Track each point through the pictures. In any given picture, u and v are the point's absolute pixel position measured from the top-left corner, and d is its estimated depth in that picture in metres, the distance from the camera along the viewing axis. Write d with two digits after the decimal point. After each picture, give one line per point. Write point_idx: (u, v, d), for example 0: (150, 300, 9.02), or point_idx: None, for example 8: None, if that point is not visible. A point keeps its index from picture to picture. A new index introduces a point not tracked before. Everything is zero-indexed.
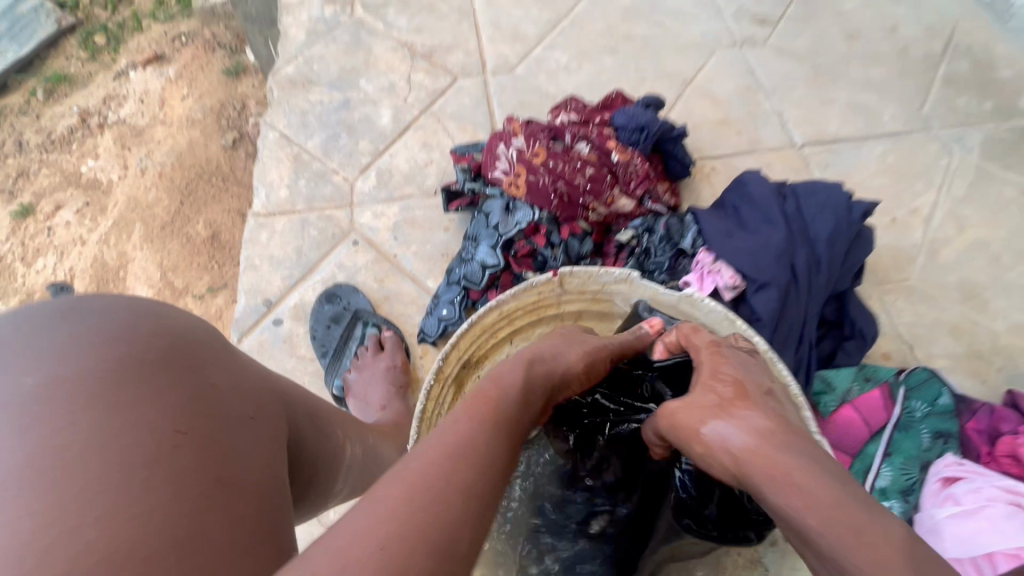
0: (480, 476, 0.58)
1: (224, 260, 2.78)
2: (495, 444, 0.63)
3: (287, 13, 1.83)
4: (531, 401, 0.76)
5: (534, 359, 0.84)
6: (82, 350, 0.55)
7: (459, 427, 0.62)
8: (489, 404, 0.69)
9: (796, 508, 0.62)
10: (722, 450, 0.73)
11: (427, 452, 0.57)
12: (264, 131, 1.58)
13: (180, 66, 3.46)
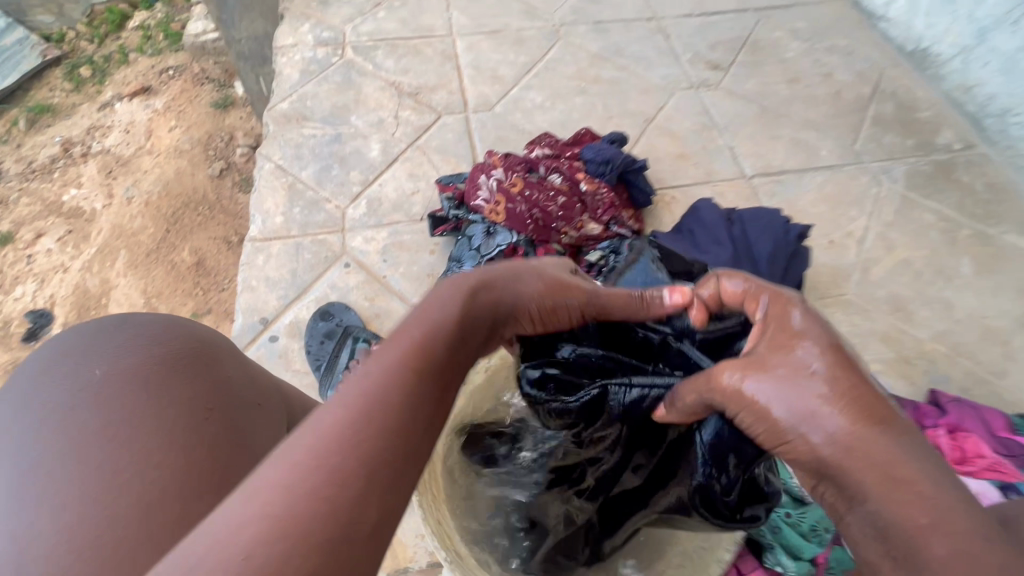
0: (395, 434, 0.53)
1: (209, 286, 2.80)
2: (410, 397, 0.57)
3: (283, 55, 1.98)
4: (467, 338, 0.69)
5: (473, 291, 0.74)
6: (135, 353, 0.73)
7: (371, 384, 0.57)
8: (409, 352, 0.62)
9: (910, 524, 0.51)
10: (805, 437, 0.57)
11: (325, 421, 0.52)
12: (260, 162, 1.69)
13: (169, 99, 3.58)
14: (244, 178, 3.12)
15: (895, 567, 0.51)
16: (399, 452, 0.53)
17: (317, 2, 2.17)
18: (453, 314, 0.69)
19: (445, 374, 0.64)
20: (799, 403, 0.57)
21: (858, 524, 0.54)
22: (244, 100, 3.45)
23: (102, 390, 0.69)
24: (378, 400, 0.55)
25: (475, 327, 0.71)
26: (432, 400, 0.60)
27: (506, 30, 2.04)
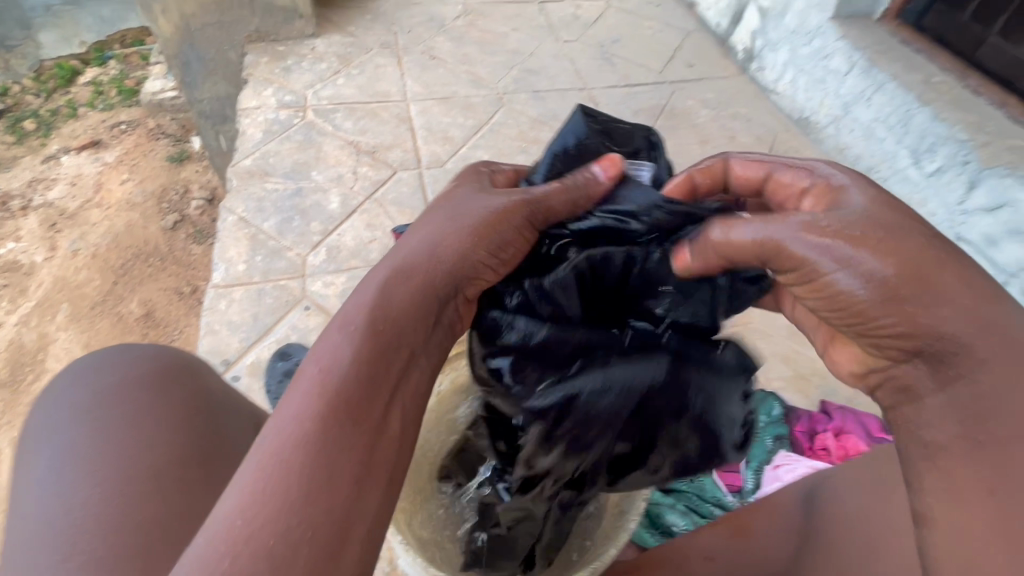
0: (304, 502, 0.58)
1: (157, 337, 2.76)
2: (318, 451, 0.60)
3: (246, 116, 2.14)
4: (389, 349, 0.67)
5: (383, 292, 0.70)
6: (132, 364, 0.94)
7: (271, 456, 0.59)
8: (308, 406, 0.62)
9: (988, 387, 0.57)
10: (902, 313, 0.61)
11: (237, 509, 0.57)
12: (223, 215, 1.79)
13: (121, 153, 3.61)
14: (198, 230, 3.15)
15: (977, 446, 0.57)
16: (310, 519, 0.57)
17: (280, 69, 2.35)
18: (358, 342, 0.66)
19: (358, 408, 0.63)
20: (894, 274, 0.61)
21: (939, 406, 0.60)
22: (201, 155, 3.52)
23: (120, 391, 0.90)
24: (282, 471, 0.58)
25: (399, 328, 0.69)
26: (344, 447, 0.61)
27: (455, 96, 2.28)
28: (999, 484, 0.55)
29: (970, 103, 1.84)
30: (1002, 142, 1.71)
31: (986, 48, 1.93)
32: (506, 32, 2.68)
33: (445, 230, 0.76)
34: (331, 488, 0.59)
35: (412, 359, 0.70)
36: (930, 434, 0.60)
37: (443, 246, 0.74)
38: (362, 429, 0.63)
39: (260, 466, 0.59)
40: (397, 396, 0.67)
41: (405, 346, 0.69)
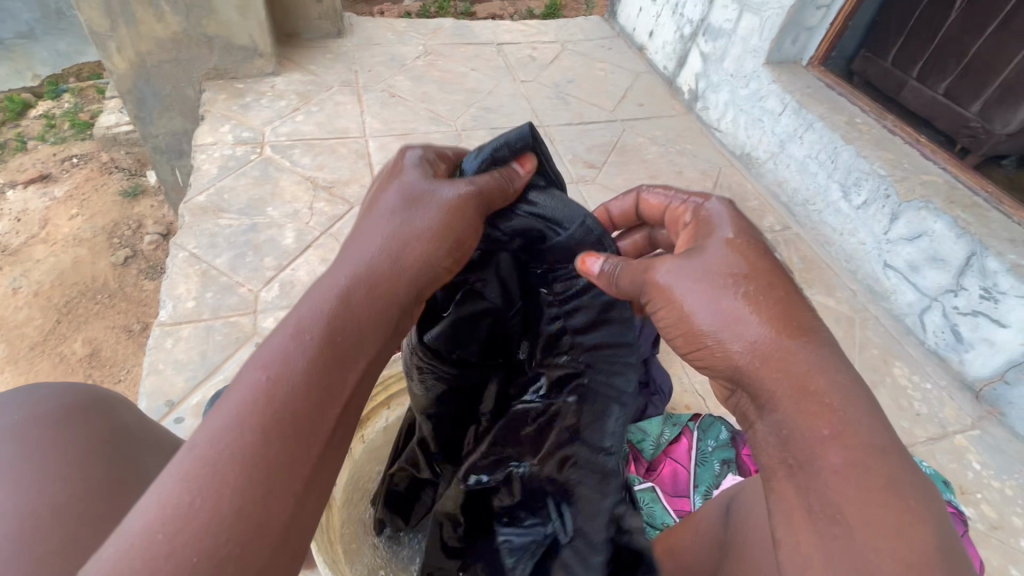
0: (235, 520, 0.52)
1: (103, 378, 2.63)
2: (252, 460, 0.55)
3: (202, 152, 2.13)
4: (347, 354, 0.64)
5: (345, 295, 0.67)
6: (49, 401, 0.85)
7: (204, 463, 0.54)
8: (251, 412, 0.57)
9: (785, 418, 0.62)
10: (730, 340, 0.65)
11: (151, 521, 0.50)
12: (174, 251, 1.76)
13: (71, 187, 3.50)
14: (151, 266, 3.07)
15: (790, 472, 0.62)
16: (239, 534, 0.52)
17: (238, 106, 2.37)
18: (314, 347, 0.62)
19: (309, 415, 0.59)
20: (733, 309, 0.65)
21: (764, 431, 0.65)
22: (157, 188, 3.49)
23: (19, 432, 0.80)
24: (215, 479, 0.53)
25: (359, 332, 0.66)
26: (285, 457, 0.57)
27: (415, 133, 2.34)
28: (807, 510, 0.60)
29: (887, 142, 2.01)
30: (916, 177, 1.86)
31: (906, 90, 2.18)
32: (465, 72, 2.79)
33: (407, 227, 0.72)
34: (268, 498, 0.55)
35: (369, 365, 0.67)
36: (762, 458, 0.65)
37: (401, 246, 0.71)
38: (310, 438, 0.59)
39: (190, 473, 0.53)
40: (350, 406, 0.64)
41: (364, 352, 0.66)
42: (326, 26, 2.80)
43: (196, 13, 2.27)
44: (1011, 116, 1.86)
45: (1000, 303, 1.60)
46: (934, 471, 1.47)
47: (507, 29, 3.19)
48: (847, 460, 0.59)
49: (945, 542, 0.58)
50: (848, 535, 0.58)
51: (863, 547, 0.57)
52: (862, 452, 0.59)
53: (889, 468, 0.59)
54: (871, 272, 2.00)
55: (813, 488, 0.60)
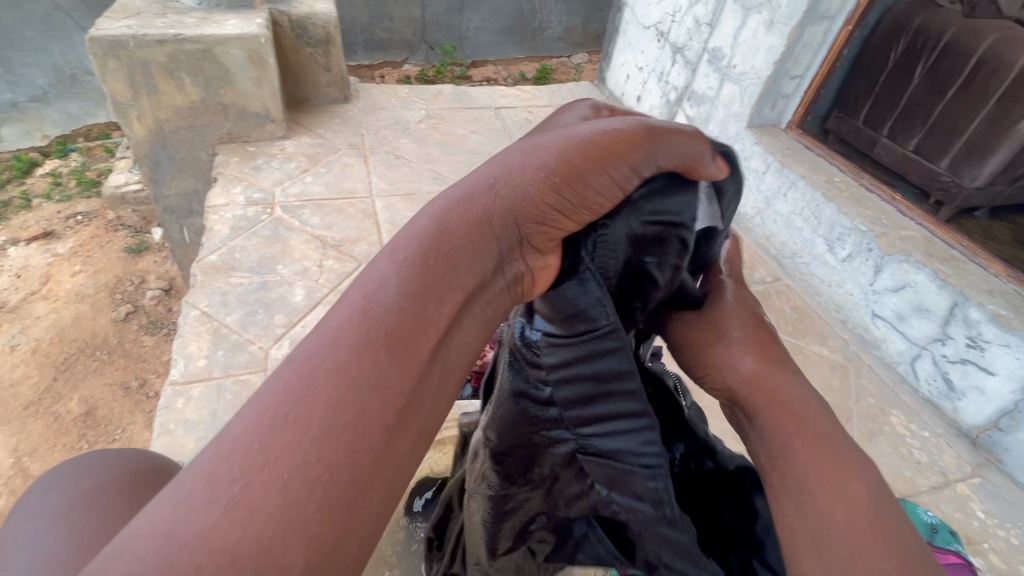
0: (317, 484, 0.30)
1: (97, 437, 2.59)
2: (350, 395, 0.33)
3: (214, 213, 2.21)
4: (444, 280, 0.39)
5: (450, 202, 0.44)
6: (101, 469, 0.73)
7: (236, 439, 0.30)
8: (328, 354, 0.34)
9: (760, 419, 0.55)
10: (727, 359, 0.60)
11: (206, 473, 0.29)
12: (185, 310, 1.80)
13: (75, 244, 3.56)
14: (152, 321, 3.09)
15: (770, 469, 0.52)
16: (328, 525, 0.30)
17: (249, 168, 2.47)
18: (407, 270, 0.39)
19: (386, 377, 0.34)
20: (734, 336, 0.62)
21: (750, 434, 0.56)
22: (160, 244, 3.58)
23: (85, 499, 0.68)
24: (241, 471, 0.29)
25: (459, 251, 0.41)
26: (343, 443, 0.31)
27: (419, 193, 2.45)
28: (786, 501, 0.50)
29: (865, 200, 2.14)
30: (896, 232, 1.97)
31: (879, 147, 2.37)
32: (466, 135, 2.95)
33: (535, 140, 0.49)
34: (363, 462, 0.32)
35: (472, 301, 0.41)
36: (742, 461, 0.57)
37: (530, 155, 0.47)
38: (384, 412, 0.34)
39: (210, 454, 0.30)
40: (437, 363, 0.38)
41: (467, 278, 0.41)
42: (334, 93, 2.97)
43: (214, 84, 2.41)
44: (978, 171, 2.02)
45: (986, 351, 1.67)
46: (938, 520, 1.48)
47: (504, 94, 3.40)
48: (810, 440, 0.51)
49: (905, 529, 0.47)
50: (820, 529, 0.47)
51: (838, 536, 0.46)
52: (821, 437, 0.52)
53: (848, 452, 0.51)
54: (861, 321, 2.08)
55: (785, 476, 0.51)
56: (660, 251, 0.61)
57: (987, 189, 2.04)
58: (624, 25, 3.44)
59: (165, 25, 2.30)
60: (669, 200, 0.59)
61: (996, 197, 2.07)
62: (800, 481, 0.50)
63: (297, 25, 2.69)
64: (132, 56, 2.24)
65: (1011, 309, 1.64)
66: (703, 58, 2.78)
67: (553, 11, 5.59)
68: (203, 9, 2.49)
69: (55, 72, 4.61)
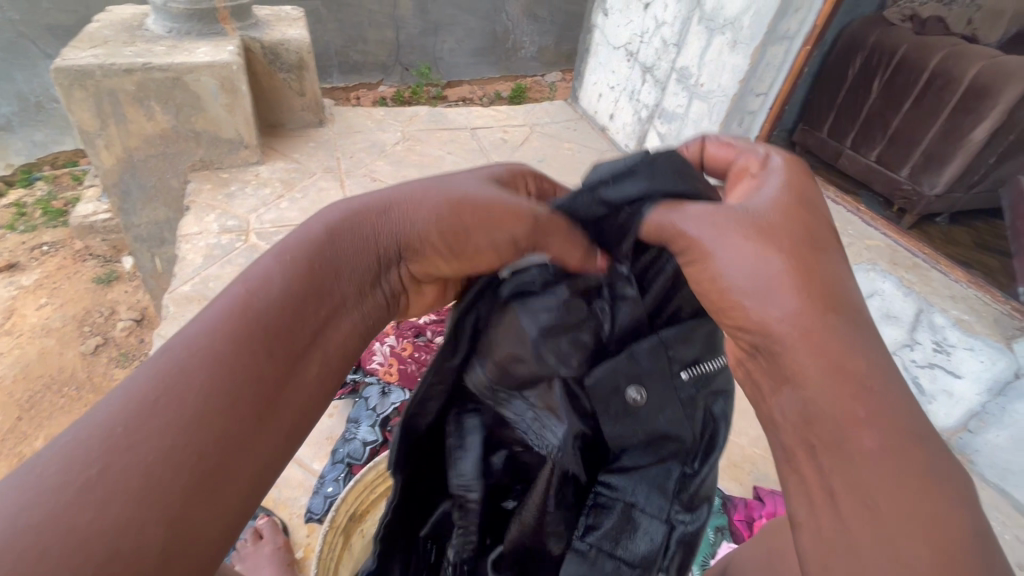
0: (197, 418, 0.50)
1: None
2: (224, 367, 0.53)
3: (187, 242, 2.18)
4: (318, 295, 0.62)
5: (320, 235, 0.65)
6: None
7: (138, 395, 0.49)
8: (208, 342, 0.54)
9: (811, 396, 0.48)
10: (768, 307, 0.51)
11: (113, 415, 0.47)
12: (157, 343, 1.77)
13: (41, 276, 3.45)
14: (122, 353, 2.99)
15: (813, 457, 0.48)
16: (199, 446, 0.49)
17: (222, 196, 2.44)
18: (284, 281, 0.60)
19: (271, 356, 0.57)
20: (764, 274, 0.53)
21: (789, 404, 0.50)
22: (131, 273, 3.50)
23: None
24: (165, 406, 0.49)
25: (329, 277, 0.63)
26: (222, 394, 0.52)
27: None
28: (834, 502, 0.46)
29: (832, 210, 2.20)
30: (861, 242, 2.04)
31: (843, 158, 2.60)
32: (442, 155, 2.96)
33: (408, 191, 0.69)
34: (232, 409, 0.52)
35: (337, 313, 0.64)
36: (776, 438, 0.52)
37: (406, 209, 0.68)
38: (264, 382, 0.55)
39: (131, 394, 0.49)
40: (309, 349, 0.60)
41: (335, 298, 0.64)
42: (309, 117, 2.96)
43: (185, 112, 2.39)
44: (936, 179, 2.20)
45: (953, 355, 1.72)
46: None
47: (479, 114, 3.44)
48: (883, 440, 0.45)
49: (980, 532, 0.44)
50: (882, 546, 0.44)
51: (891, 543, 0.44)
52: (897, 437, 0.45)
53: (934, 459, 0.45)
54: None
55: (840, 475, 0.46)
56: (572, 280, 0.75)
57: (946, 195, 2.22)
58: (594, 46, 3.53)
59: (134, 54, 2.28)
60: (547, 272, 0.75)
61: (955, 203, 2.26)
62: (859, 480, 0.45)
63: (270, 52, 2.68)
64: (99, 86, 2.21)
65: (973, 315, 1.73)
66: (671, 77, 2.86)
67: (525, 31, 5.70)
68: (174, 38, 2.49)
69: (19, 101, 4.52)
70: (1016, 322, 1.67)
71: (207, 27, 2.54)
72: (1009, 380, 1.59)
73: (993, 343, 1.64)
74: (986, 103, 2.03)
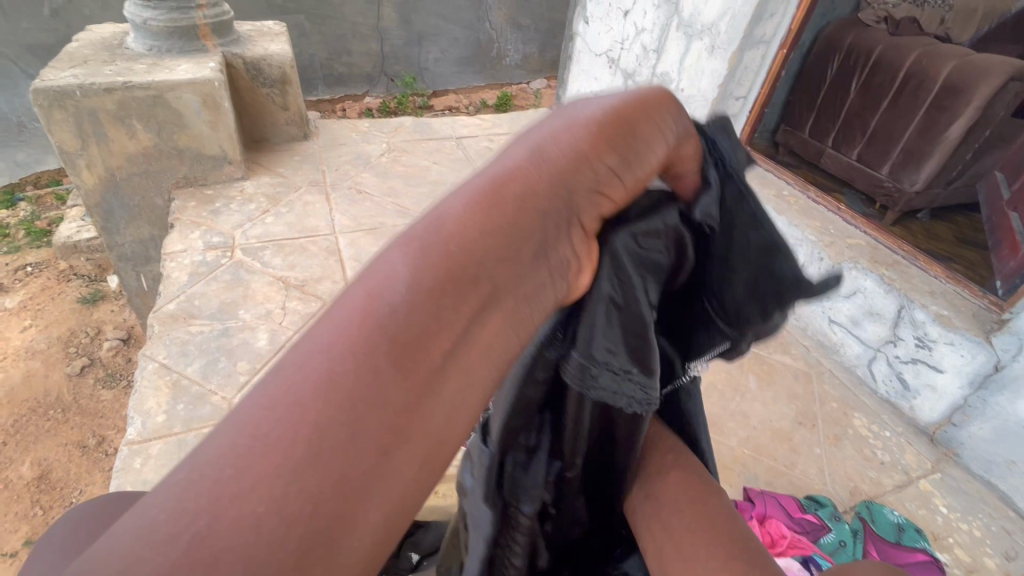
0: (313, 465, 0.37)
1: (52, 502, 2.44)
2: (347, 392, 0.40)
3: (171, 259, 2.16)
4: (463, 281, 0.45)
5: (458, 207, 0.49)
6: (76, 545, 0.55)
7: (249, 424, 0.38)
8: (328, 356, 0.41)
9: (654, 484, 0.77)
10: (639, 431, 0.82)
11: (223, 448, 0.37)
12: (142, 363, 1.75)
13: (24, 297, 3.40)
14: (108, 373, 2.97)
15: (663, 527, 0.73)
16: (317, 495, 0.37)
17: (207, 212, 2.43)
18: (416, 269, 0.45)
19: (410, 369, 0.42)
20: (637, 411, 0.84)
21: (646, 495, 0.77)
22: (117, 292, 3.49)
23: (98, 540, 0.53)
24: (286, 443, 0.37)
25: (485, 243, 0.47)
26: (345, 429, 0.39)
27: (382, 227, 2.46)
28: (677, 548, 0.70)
29: (812, 211, 2.22)
30: (843, 241, 2.07)
31: (827, 156, 2.59)
32: (427, 165, 2.97)
33: (548, 127, 0.57)
34: (353, 453, 0.39)
35: (493, 300, 0.47)
36: (649, 521, 0.75)
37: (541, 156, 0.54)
38: (395, 412, 0.41)
39: (241, 423, 0.38)
40: (453, 365, 0.44)
41: (488, 278, 0.47)
42: (294, 131, 2.97)
43: (168, 129, 2.38)
44: (916, 175, 2.25)
45: (934, 350, 1.74)
46: (904, 519, 1.54)
47: (464, 124, 3.46)
48: (715, 555, 0.67)
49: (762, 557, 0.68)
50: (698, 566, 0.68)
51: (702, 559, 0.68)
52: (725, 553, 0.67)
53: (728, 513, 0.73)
54: (820, 328, 2.14)
55: (680, 529, 0.71)
56: (675, 248, 0.67)
57: (925, 191, 2.26)
58: (576, 54, 3.58)
59: (113, 73, 2.27)
60: (650, 228, 0.64)
61: (934, 199, 2.31)
62: (682, 532, 0.71)
63: (252, 67, 2.67)
64: (78, 105, 2.20)
65: (952, 309, 1.72)
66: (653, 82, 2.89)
67: (508, 39, 5.74)
68: (155, 55, 2.49)
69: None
70: (996, 316, 1.65)
71: (188, 44, 2.54)
72: (989, 372, 1.62)
73: (972, 337, 1.64)
74: (960, 100, 2.12)
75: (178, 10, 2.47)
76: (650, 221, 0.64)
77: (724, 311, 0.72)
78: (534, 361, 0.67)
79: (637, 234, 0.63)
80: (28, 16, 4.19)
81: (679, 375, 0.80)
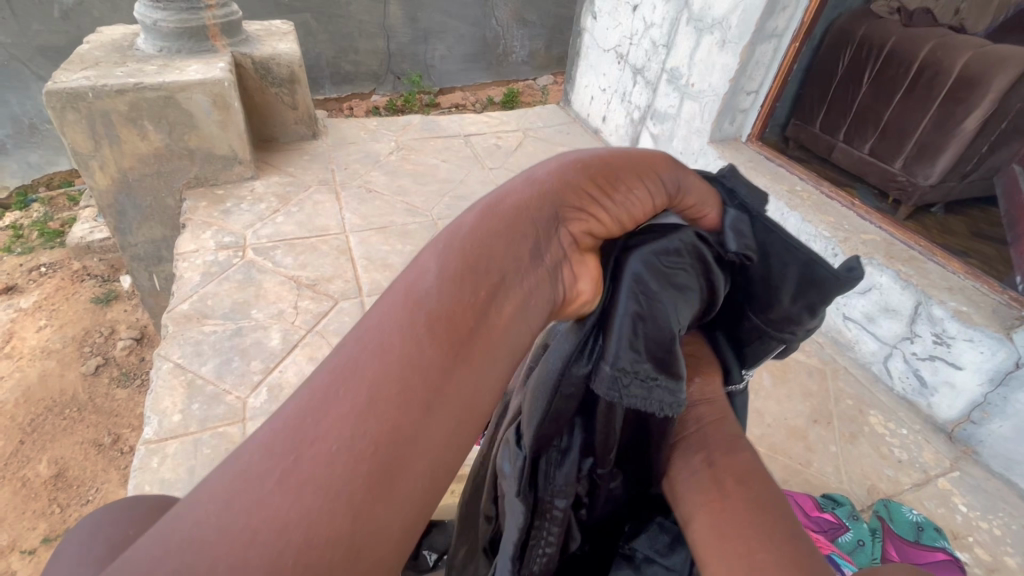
0: (369, 416, 0.37)
1: (69, 500, 2.48)
2: (396, 354, 0.40)
3: (184, 259, 2.17)
4: (490, 257, 0.45)
5: (486, 202, 0.50)
6: None
7: (317, 383, 0.39)
8: (377, 325, 0.42)
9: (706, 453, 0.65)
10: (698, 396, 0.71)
11: (297, 406, 0.39)
12: (157, 362, 1.77)
13: (40, 297, 3.44)
14: (123, 372, 2.99)
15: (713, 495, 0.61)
16: (377, 439, 0.37)
17: (219, 212, 2.44)
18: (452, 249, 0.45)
19: (427, 355, 0.40)
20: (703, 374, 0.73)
21: (692, 463, 0.65)
22: (130, 292, 3.52)
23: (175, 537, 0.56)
24: (305, 441, 0.36)
25: (512, 222, 0.47)
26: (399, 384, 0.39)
27: (393, 225, 2.46)
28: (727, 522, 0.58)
29: (827, 206, 2.19)
30: (858, 236, 2.04)
31: (836, 151, 2.60)
32: (436, 164, 2.96)
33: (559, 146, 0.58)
34: (407, 407, 0.39)
35: (508, 289, 0.45)
36: (693, 491, 0.63)
37: (547, 165, 0.55)
38: (443, 369, 0.40)
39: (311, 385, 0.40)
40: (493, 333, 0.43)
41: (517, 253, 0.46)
42: (303, 130, 2.98)
43: (178, 130, 2.39)
44: (930, 170, 2.25)
45: (953, 347, 1.72)
46: (922, 518, 1.52)
47: (472, 121, 3.45)
48: (780, 548, 0.55)
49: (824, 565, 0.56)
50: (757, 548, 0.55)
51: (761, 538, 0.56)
52: (793, 549, 0.55)
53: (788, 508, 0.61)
54: (834, 325, 2.12)
55: (735, 502, 0.59)
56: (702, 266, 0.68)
57: (939, 185, 2.25)
58: (585, 49, 3.55)
59: (125, 75, 2.28)
60: (665, 240, 0.64)
61: (949, 192, 2.26)
62: (737, 508, 0.59)
63: (261, 67, 2.68)
64: (91, 108, 2.22)
65: (971, 305, 1.70)
66: (662, 78, 2.87)
67: (515, 35, 5.72)
68: (165, 56, 2.50)
69: (12, 123, 4.53)
70: (1015, 313, 1.64)
71: (198, 45, 2.55)
72: (1010, 369, 1.59)
73: (992, 334, 1.61)
74: (978, 91, 2.07)
75: (187, 11, 2.49)
76: (669, 239, 0.64)
77: (773, 322, 0.73)
78: (563, 379, 0.65)
79: (655, 255, 0.62)
80: (38, 19, 4.22)
81: (735, 378, 0.76)
